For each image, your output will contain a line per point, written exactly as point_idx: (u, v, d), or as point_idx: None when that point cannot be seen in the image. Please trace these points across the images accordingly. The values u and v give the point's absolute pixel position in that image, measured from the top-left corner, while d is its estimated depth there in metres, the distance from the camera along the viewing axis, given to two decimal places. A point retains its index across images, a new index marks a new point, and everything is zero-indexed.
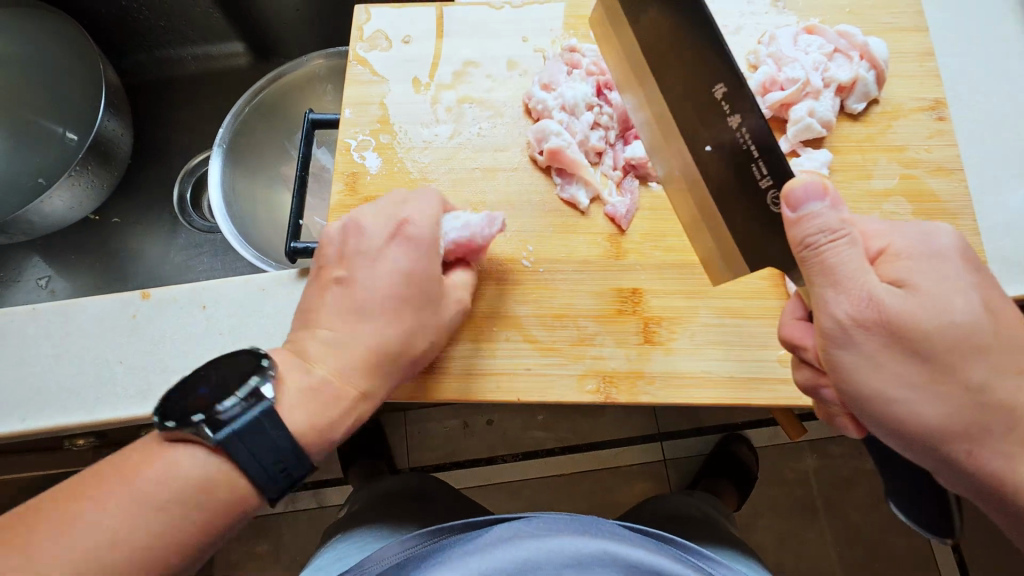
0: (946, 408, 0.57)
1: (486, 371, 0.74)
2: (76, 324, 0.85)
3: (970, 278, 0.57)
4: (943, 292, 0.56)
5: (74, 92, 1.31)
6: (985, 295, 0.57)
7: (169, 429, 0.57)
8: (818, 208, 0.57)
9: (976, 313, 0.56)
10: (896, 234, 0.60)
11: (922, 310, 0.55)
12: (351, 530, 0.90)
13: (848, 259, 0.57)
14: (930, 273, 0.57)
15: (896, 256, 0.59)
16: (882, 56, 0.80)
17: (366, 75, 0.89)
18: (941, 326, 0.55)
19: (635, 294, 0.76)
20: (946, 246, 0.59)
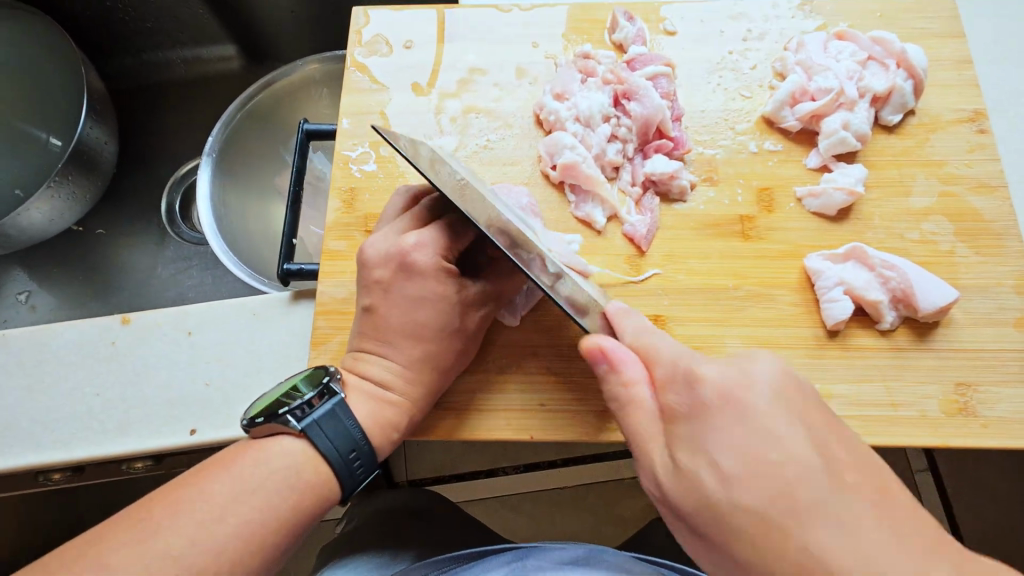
0: None
1: (495, 407, 0.69)
2: (50, 351, 0.79)
3: (736, 433, 0.46)
4: (717, 448, 0.46)
5: (56, 98, 1.25)
6: (745, 452, 0.45)
7: (259, 425, 0.59)
8: (603, 366, 0.56)
9: (737, 489, 0.44)
10: (668, 385, 0.51)
11: (691, 487, 0.46)
12: (347, 555, 0.85)
13: (634, 429, 0.52)
14: (694, 432, 0.47)
15: (672, 416, 0.49)
16: (920, 65, 0.74)
17: (365, 83, 0.83)
18: (702, 513, 0.45)
19: (657, 321, 0.70)
20: (714, 393, 0.48)
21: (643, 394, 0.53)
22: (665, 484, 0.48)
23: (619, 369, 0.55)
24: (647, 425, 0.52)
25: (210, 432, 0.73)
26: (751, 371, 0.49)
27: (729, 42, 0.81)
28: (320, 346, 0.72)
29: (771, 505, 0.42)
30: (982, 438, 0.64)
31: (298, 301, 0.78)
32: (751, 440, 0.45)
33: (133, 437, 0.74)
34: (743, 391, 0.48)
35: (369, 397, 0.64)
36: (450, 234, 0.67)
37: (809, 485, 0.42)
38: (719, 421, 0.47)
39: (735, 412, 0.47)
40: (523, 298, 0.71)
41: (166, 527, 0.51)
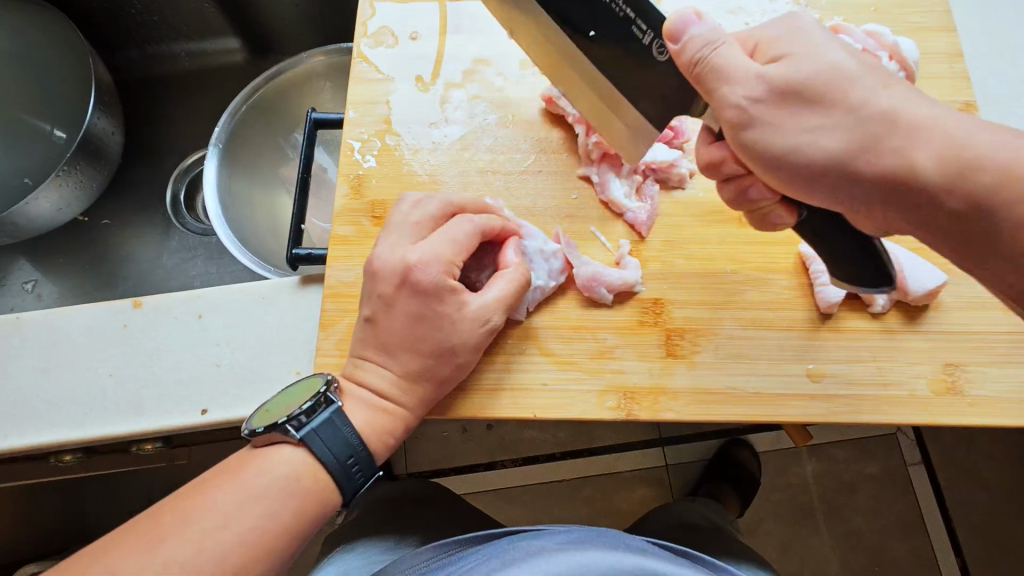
0: (837, 137, 0.57)
1: (501, 387, 0.71)
2: (63, 335, 0.80)
3: (815, 90, 0.57)
4: (823, 127, 0.57)
5: (62, 89, 1.26)
6: (882, 107, 0.56)
7: (260, 435, 0.61)
8: (682, 39, 0.59)
9: (881, 96, 0.56)
10: (790, 43, 0.59)
11: (810, 72, 0.57)
12: (357, 539, 0.87)
13: (728, 61, 0.59)
14: (789, 92, 0.57)
15: (784, 72, 0.58)
16: (912, 58, 0.77)
17: (371, 72, 0.85)
18: (794, 146, 0.58)
19: (656, 304, 0.73)
20: (781, 47, 0.60)
21: (739, 88, 0.59)
22: (765, 101, 0.58)
23: (692, 34, 0.59)
24: (743, 55, 0.60)
25: (221, 412, 0.75)
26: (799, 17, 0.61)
27: (728, 35, 0.84)
28: (328, 329, 0.73)
29: (911, 163, 0.55)
30: (969, 417, 0.67)
31: (306, 286, 0.80)
32: (833, 72, 0.57)
33: (144, 417, 0.76)
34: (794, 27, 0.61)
35: (368, 407, 0.66)
36: (455, 250, 0.68)
37: (925, 117, 0.56)
38: (811, 97, 0.57)
39: (845, 81, 0.57)
40: (528, 301, 0.72)
41: (174, 536, 0.53)
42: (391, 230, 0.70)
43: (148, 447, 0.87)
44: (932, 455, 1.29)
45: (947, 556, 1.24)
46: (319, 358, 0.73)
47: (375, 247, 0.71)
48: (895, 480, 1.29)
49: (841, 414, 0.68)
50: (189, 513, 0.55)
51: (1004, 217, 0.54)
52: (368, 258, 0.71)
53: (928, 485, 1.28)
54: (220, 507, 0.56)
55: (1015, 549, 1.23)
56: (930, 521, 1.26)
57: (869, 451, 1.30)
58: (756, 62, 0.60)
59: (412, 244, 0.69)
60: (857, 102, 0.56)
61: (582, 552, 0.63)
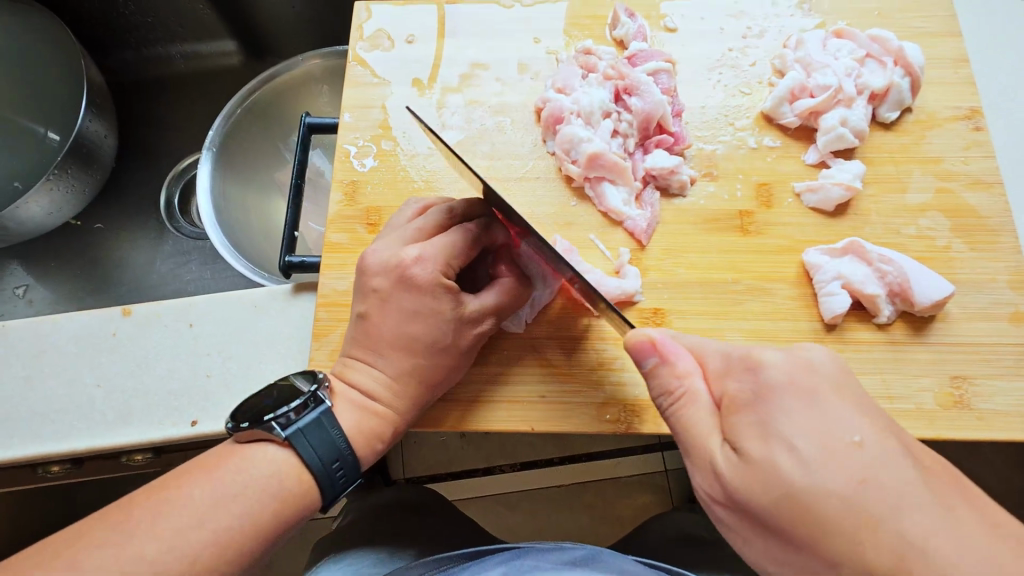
0: (807, 446, 0.47)
1: (498, 399, 0.69)
2: (51, 342, 0.79)
3: (808, 420, 0.49)
4: (794, 433, 0.48)
5: (54, 91, 1.25)
6: (819, 434, 0.48)
7: (243, 430, 0.58)
8: (653, 363, 0.56)
9: (812, 465, 0.47)
10: (729, 377, 0.53)
11: (763, 492, 0.47)
12: (350, 552, 0.84)
13: (692, 418, 0.54)
14: (762, 417, 0.50)
15: (732, 404, 0.52)
16: (917, 62, 0.76)
17: (366, 77, 0.84)
18: (780, 498, 0.47)
19: (656, 314, 0.71)
20: (783, 380, 0.51)
21: (696, 385, 0.55)
22: (730, 476, 0.50)
23: (671, 360, 0.56)
24: (706, 407, 0.54)
25: (211, 423, 0.73)
26: (808, 350, 0.53)
27: (730, 39, 0.82)
28: (321, 338, 0.72)
29: (859, 490, 0.45)
30: (978, 431, 0.65)
31: (300, 294, 0.79)
32: (830, 428, 0.48)
33: (132, 429, 0.74)
34: (807, 374, 0.51)
35: (354, 406, 0.64)
36: (454, 252, 0.66)
37: (886, 476, 0.46)
38: (803, 462, 0.47)
39: (802, 398, 0.50)
40: (527, 310, 0.71)
41: (142, 531, 0.51)
42: (390, 228, 0.70)
43: (138, 458, 0.85)
44: None
45: None
46: (311, 368, 0.71)
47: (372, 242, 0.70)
48: None
49: None
50: (163, 506, 0.53)
51: None
52: (364, 253, 0.69)
53: None
54: (193, 504, 0.54)
55: None
56: None
57: None
58: (718, 432, 0.53)
59: (409, 242, 0.67)
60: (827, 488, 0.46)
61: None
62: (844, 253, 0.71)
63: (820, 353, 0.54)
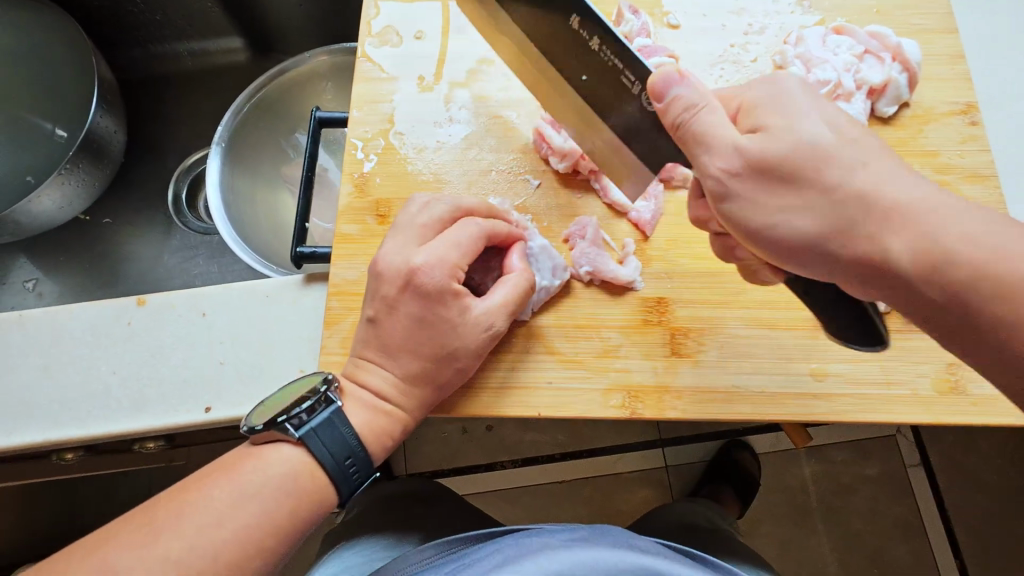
0: (814, 215, 0.56)
1: (505, 385, 0.71)
2: (67, 332, 0.80)
3: (845, 178, 0.55)
4: (832, 165, 0.55)
5: (64, 88, 1.26)
6: (831, 160, 0.55)
7: (258, 432, 0.60)
8: (671, 91, 0.60)
9: (847, 198, 0.55)
10: (755, 137, 0.58)
11: (778, 163, 0.56)
12: (357, 539, 0.86)
13: (708, 123, 0.59)
14: (789, 160, 0.56)
15: (765, 162, 0.57)
16: (914, 59, 0.77)
17: (375, 71, 0.86)
18: (798, 240, 0.57)
19: (660, 304, 0.73)
20: (809, 143, 0.56)
21: (719, 138, 0.59)
22: (752, 220, 0.58)
23: (706, 141, 0.59)
24: (720, 114, 0.60)
25: (224, 410, 0.75)
26: (845, 118, 0.57)
27: (731, 35, 0.84)
28: (333, 327, 0.74)
29: (840, 206, 0.55)
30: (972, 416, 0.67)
31: (310, 284, 0.80)
32: (850, 165, 0.55)
33: (147, 416, 0.75)
34: (786, 94, 0.60)
35: (367, 407, 0.66)
36: (461, 253, 0.68)
37: (887, 189, 0.54)
38: (839, 176, 0.55)
39: (828, 159, 0.56)
40: (534, 304, 0.72)
41: (167, 532, 0.53)
42: (396, 233, 0.71)
43: (150, 446, 0.87)
44: (932, 457, 1.29)
45: (948, 557, 1.24)
46: (323, 356, 0.73)
47: (380, 248, 0.71)
48: (895, 482, 1.29)
49: (844, 413, 0.68)
50: (184, 508, 0.55)
51: (1001, 303, 0.50)
52: (372, 259, 0.70)
53: (928, 487, 1.28)
54: (214, 505, 0.56)
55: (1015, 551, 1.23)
56: (930, 521, 1.27)
57: (869, 453, 1.31)
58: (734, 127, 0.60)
59: (417, 247, 0.69)
60: (835, 182, 0.55)
61: (582, 549, 0.63)
62: None
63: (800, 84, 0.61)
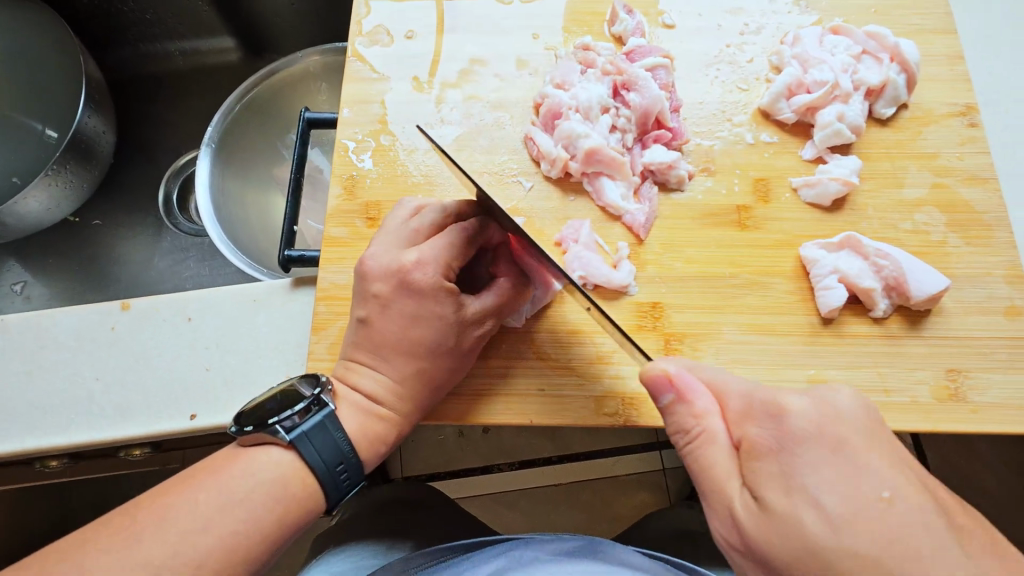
0: (834, 499, 0.46)
1: (496, 393, 0.70)
2: (51, 337, 0.79)
3: (835, 471, 0.47)
4: (819, 488, 0.47)
5: (52, 87, 1.25)
6: (845, 493, 0.46)
7: (248, 434, 0.59)
8: (670, 402, 0.56)
9: (836, 524, 0.45)
10: (749, 421, 0.52)
11: (775, 547, 0.47)
12: (347, 544, 0.84)
13: (712, 459, 0.53)
14: (784, 467, 0.48)
15: (751, 449, 0.51)
16: (913, 59, 0.76)
17: (365, 72, 0.84)
18: (799, 550, 0.46)
19: (655, 309, 0.71)
20: (807, 426, 0.49)
21: (714, 426, 0.54)
22: (748, 523, 0.49)
23: (688, 398, 0.56)
24: (722, 447, 0.53)
25: (210, 417, 0.73)
26: (835, 401, 0.51)
27: (727, 35, 0.83)
28: (321, 332, 0.72)
29: (885, 550, 0.44)
30: (972, 424, 0.66)
31: (299, 288, 0.79)
32: (857, 484, 0.46)
33: (130, 423, 0.74)
34: (833, 422, 0.50)
35: (359, 410, 0.64)
36: (453, 252, 0.66)
37: (916, 537, 0.44)
38: (809, 508, 0.46)
39: (829, 448, 0.48)
40: (528, 305, 0.71)
41: (151, 542, 0.51)
42: (387, 231, 0.69)
43: (136, 452, 0.85)
44: None
45: None
46: (311, 362, 0.71)
47: (370, 246, 0.69)
48: None
49: None
50: (168, 512, 0.53)
51: None
52: (362, 257, 0.69)
53: None
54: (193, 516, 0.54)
55: None
56: None
57: None
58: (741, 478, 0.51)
59: (408, 245, 0.67)
60: (844, 517, 0.45)
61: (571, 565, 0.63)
62: (838, 247, 0.72)
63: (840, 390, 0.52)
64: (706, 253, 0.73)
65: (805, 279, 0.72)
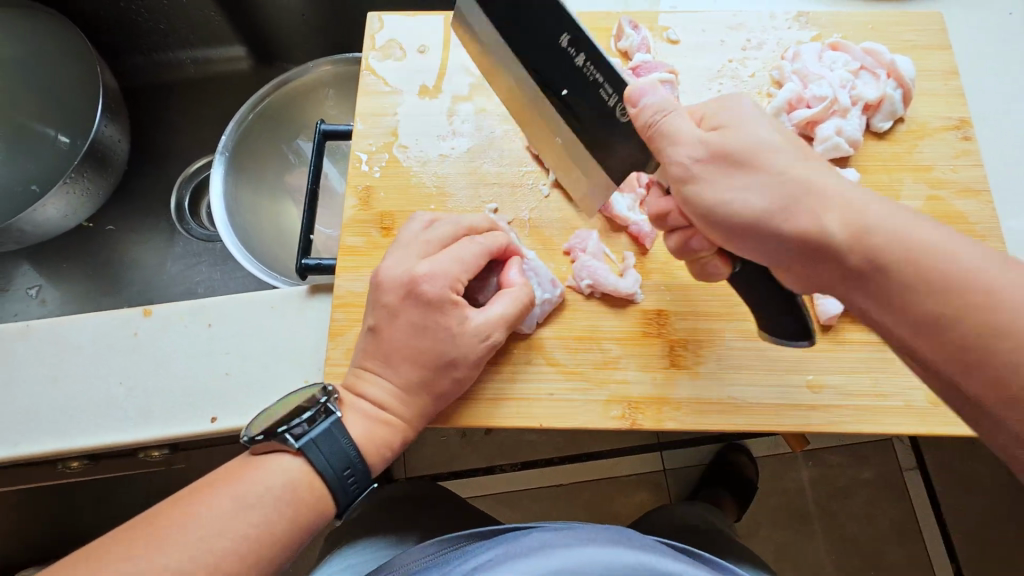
0: (758, 193, 0.57)
1: (506, 396, 0.72)
2: (75, 342, 0.81)
3: (756, 153, 0.61)
4: (771, 182, 0.57)
5: (68, 96, 1.27)
6: (776, 183, 0.57)
7: (259, 442, 0.62)
8: (642, 104, 0.63)
9: (762, 204, 0.57)
10: (730, 127, 0.61)
11: (742, 205, 0.58)
12: (359, 538, 0.87)
13: (673, 137, 0.61)
14: (730, 165, 0.59)
15: (720, 151, 0.60)
16: (909, 76, 0.79)
17: (379, 85, 0.87)
18: (735, 221, 0.59)
19: (660, 316, 0.74)
20: (764, 156, 0.58)
21: (687, 135, 0.61)
22: (697, 152, 0.59)
23: (641, 104, 0.63)
24: (688, 129, 0.62)
25: (229, 419, 0.76)
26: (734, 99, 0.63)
27: (729, 51, 0.85)
28: (338, 338, 0.75)
29: (791, 212, 0.56)
30: (964, 427, 0.68)
31: (315, 295, 0.82)
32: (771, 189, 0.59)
33: (152, 425, 0.76)
34: (750, 134, 0.60)
35: (366, 417, 0.67)
36: (463, 267, 0.69)
37: (826, 195, 0.55)
38: (770, 203, 0.57)
39: (758, 160, 0.58)
40: (536, 316, 0.73)
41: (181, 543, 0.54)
42: (400, 243, 0.72)
43: (155, 453, 0.88)
44: (928, 463, 1.30)
45: (943, 561, 1.25)
46: (328, 367, 0.74)
47: (384, 258, 0.72)
48: (891, 487, 1.30)
49: (841, 424, 0.69)
50: (186, 523, 0.56)
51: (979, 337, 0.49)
52: (376, 268, 0.72)
53: (924, 492, 1.29)
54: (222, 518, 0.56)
55: (1012, 556, 1.24)
56: (926, 525, 1.28)
57: (865, 458, 1.32)
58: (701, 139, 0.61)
59: (420, 258, 0.70)
60: (778, 175, 0.57)
61: (583, 544, 0.63)
62: None
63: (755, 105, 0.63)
64: None
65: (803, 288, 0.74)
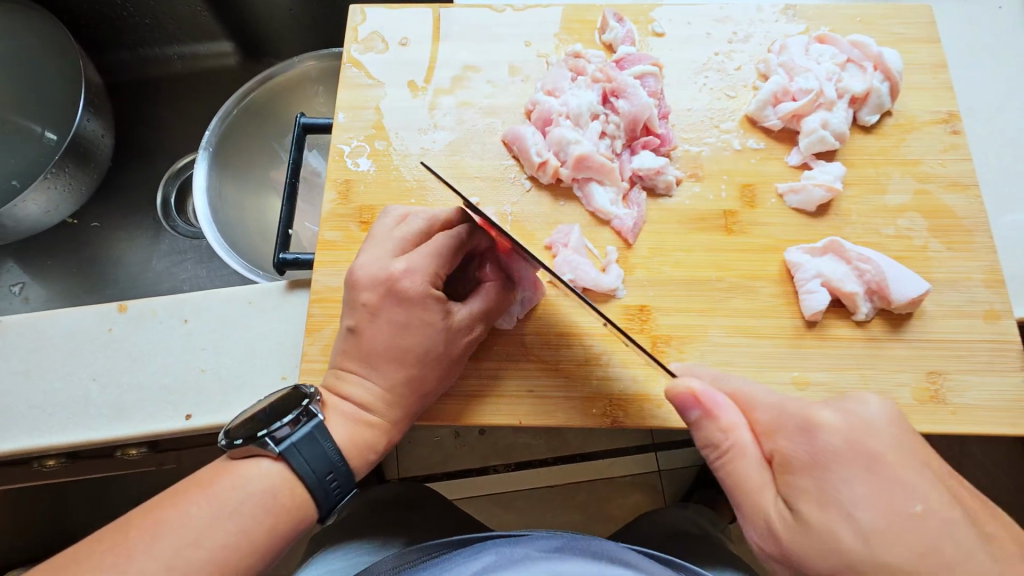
0: (871, 502, 0.49)
1: (486, 393, 0.71)
2: (48, 338, 0.80)
3: (873, 487, 0.50)
4: (854, 504, 0.49)
5: (51, 91, 1.26)
6: (881, 505, 0.49)
7: (238, 447, 0.59)
8: (694, 414, 0.59)
9: (869, 534, 0.48)
10: (781, 435, 0.55)
11: (812, 552, 0.50)
12: (342, 542, 0.86)
13: (743, 474, 0.55)
14: (819, 481, 0.51)
15: (785, 463, 0.53)
16: (896, 68, 0.78)
17: (360, 78, 0.85)
18: (838, 566, 0.49)
19: (642, 312, 0.72)
20: (839, 442, 0.52)
21: (744, 438, 0.56)
22: (783, 532, 0.52)
23: (716, 414, 0.58)
24: (755, 463, 0.55)
25: (205, 416, 0.75)
26: (857, 408, 0.54)
27: (715, 44, 0.84)
28: (315, 334, 0.73)
29: (918, 562, 0.47)
30: (952, 425, 0.67)
31: (294, 290, 0.80)
32: (892, 500, 0.49)
33: (126, 423, 0.75)
34: (865, 434, 0.52)
35: (348, 418, 0.65)
36: (440, 261, 0.67)
37: (944, 545, 0.47)
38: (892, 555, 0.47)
39: (862, 463, 0.51)
40: (519, 306, 0.73)
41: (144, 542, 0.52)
42: (376, 241, 0.70)
43: (133, 452, 0.86)
44: None
45: None
46: (304, 363, 0.72)
47: (358, 256, 0.70)
48: None
49: None
50: (158, 528, 0.54)
51: None
52: (351, 267, 0.70)
53: None
54: (187, 517, 0.55)
55: None
56: None
57: None
58: (768, 481, 0.55)
59: (397, 254, 0.68)
60: (872, 533, 0.48)
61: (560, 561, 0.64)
62: (823, 251, 0.73)
63: (863, 399, 0.55)
64: (695, 258, 0.74)
65: (789, 284, 0.73)
